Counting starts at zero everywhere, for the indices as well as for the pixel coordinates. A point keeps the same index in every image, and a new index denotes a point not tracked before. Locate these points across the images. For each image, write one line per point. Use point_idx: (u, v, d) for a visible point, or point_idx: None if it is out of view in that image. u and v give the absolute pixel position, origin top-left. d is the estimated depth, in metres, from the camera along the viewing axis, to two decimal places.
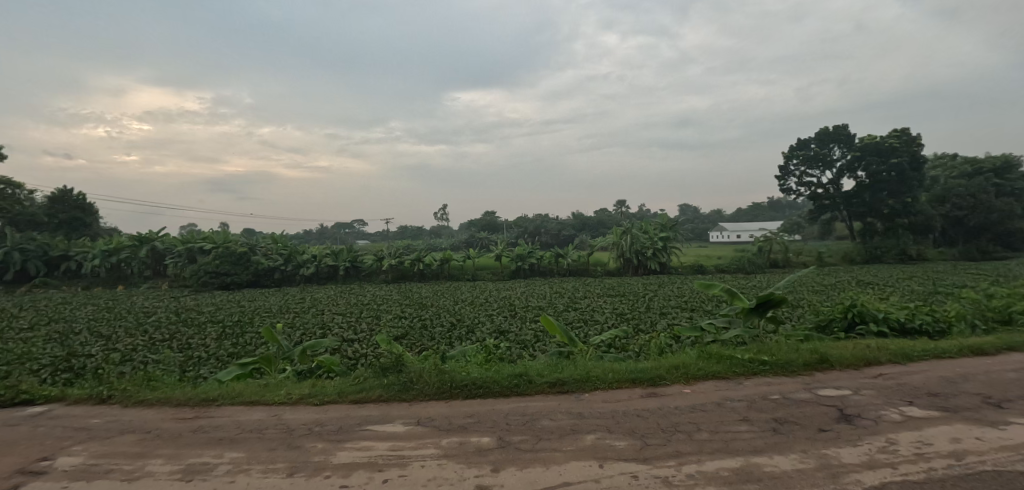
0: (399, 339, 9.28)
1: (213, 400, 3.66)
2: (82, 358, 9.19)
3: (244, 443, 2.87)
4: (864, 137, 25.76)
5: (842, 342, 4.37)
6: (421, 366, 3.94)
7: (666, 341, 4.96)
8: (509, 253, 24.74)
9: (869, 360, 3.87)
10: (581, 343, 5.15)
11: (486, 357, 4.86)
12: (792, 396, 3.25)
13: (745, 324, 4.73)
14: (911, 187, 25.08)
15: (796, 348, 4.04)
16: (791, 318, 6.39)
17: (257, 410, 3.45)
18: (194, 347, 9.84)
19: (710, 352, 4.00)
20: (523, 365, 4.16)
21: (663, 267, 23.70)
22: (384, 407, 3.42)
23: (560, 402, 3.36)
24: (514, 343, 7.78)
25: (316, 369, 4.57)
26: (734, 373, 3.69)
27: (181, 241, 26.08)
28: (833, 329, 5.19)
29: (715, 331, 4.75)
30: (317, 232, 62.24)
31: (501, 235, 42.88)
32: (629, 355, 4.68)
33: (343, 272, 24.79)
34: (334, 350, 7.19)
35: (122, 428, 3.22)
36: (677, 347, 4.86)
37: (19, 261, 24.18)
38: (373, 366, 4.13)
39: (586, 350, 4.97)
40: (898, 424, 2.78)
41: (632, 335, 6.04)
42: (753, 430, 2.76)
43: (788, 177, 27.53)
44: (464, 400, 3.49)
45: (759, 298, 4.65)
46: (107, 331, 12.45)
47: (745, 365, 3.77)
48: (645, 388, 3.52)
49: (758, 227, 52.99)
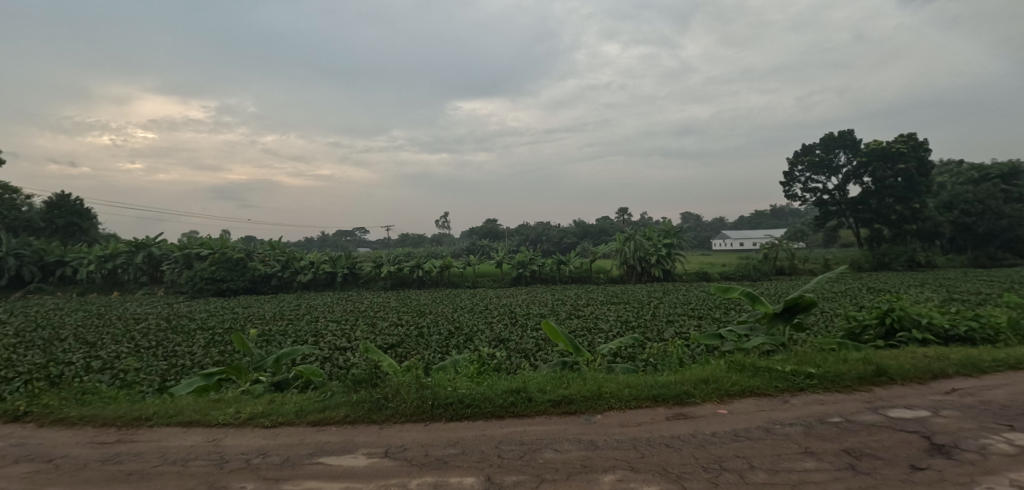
0: (392, 349, 8.86)
1: (146, 419, 3.27)
2: (61, 366, 8.82)
3: (158, 482, 2.46)
4: (870, 143, 25.40)
5: (892, 352, 3.93)
6: (402, 379, 3.53)
7: (682, 350, 4.55)
8: (510, 260, 24.30)
9: (934, 372, 3.44)
10: (587, 352, 4.72)
11: (479, 369, 4.43)
12: (855, 418, 2.82)
13: (769, 332, 4.31)
14: (919, 193, 24.64)
15: (843, 359, 3.62)
16: (813, 326, 5.97)
17: (193, 434, 3.06)
18: (178, 355, 9.43)
19: (739, 364, 3.59)
20: (520, 378, 3.74)
21: (667, 275, 23.22)
22: (349, 432, 2.99)
23: (567, 425, 2.93)
24: (513, 356, 7.35)
25: (289, 380, 4.16)
26: (777, 390, 3.27)
27: (178, 248, 25.69)
28: (868, 336, 4.76)
29: (735, 338, 4.32)
30: (318, 240, 61.97)
31: (501, 242, 42.50)
32: (641, 366, 4.26)
33: (342, 279, 24.32)
34: (324, 361, 6.78)
35: (22, 455, 2.84)
36: (695, 357, 4.45)
37: (14, 267, 23.82)
38: (347, 379, 3.72)
39: (593, 360, 4.55)
40: (1013, 459, 2.33)
41: (644, 344, 5.62)
42: (824, 469, 2.31)
43: (793, 183, 27.17)
44: (447, 422, 3.06)
45: (787, 302, 4.24)
46: (93, 338, 12.04)
47: (786, 380, 3.35)
48: (669, 408, 3.09)
49: (762, 234, 52.60)
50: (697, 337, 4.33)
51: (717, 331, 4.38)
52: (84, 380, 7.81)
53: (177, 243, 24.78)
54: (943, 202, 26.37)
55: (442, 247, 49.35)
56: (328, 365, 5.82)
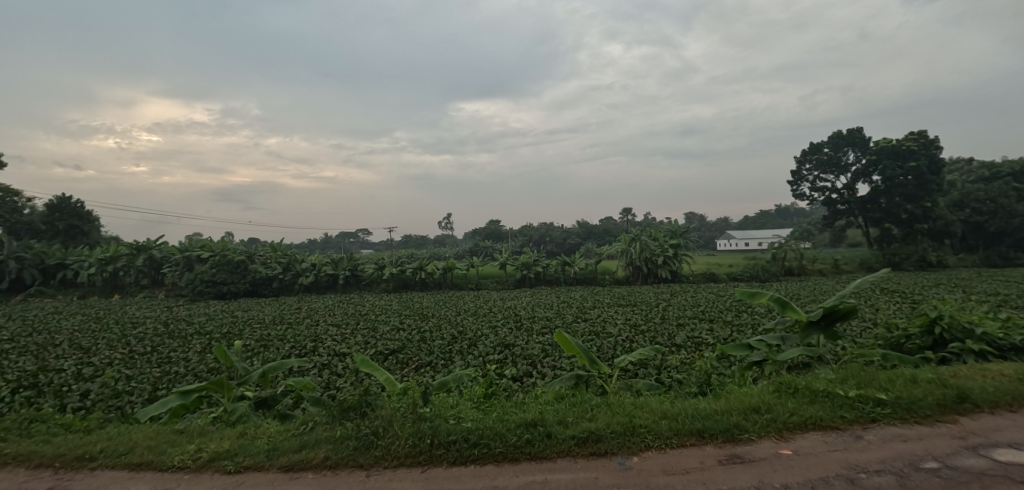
0: (393, 355, 8.54)
1: (94, 458, 2.99)
2: (51, 373, 8.51)
3: None
4: (879, 140, 24.96)
5: (959, 370, 3.61)
6: (395, 408, 3.20)
7: (711, 364, 4.21)
8: (514, 261, 24.01)
9: (1019, 397, 3.13)
10: (603, 366, 4.39)
11: (486, 390, 4.10)
12: (955, 463, 2.47)
13: (801, 341, 3.98)
14: (930, 191, 24.17)
15: (911, 382, 3.32)
16: (844, 334, 5.60)
17: (144, 480, 2.76)
18: (173, 362, 9.13)
19: (787, 390, 3.28)
20: (529, 407, 3.42)
21: (674, 276, 22.82)
22: (330, 481, 2.66)
23: (598, 472, 2.59)
24: (520, 365, 7.03)
25: (277, 398, 3.86)
26: (845, 421, 2.95)
27: (179, 250, 25.43)
28: (914, 347, 4.43)
29: (766, 348, 4.00)
30: (321, 241, 61.84)
31: (505, 243, 42.27)
32: (664, 386, 3.94)
33: (343, 281, 23.99)
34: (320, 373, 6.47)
35: None
36: (725, 370, 4.12)
37: (15, 270, 23.59)
38: (332, 405, 3.41)
39: (611, 378, 4.21)
40: None
41: (665, 356, 5.26)
42: None
43: (800, 182, 26.73)
44: (450, 467, 2.73)
45: (824, 309, 3.88)
46: (88, 343, 11.74)
47: (852, 408, 3.04)
48: (719, 447, 2.75)
49: (767, 234, 52.17)
50: (724, 348, 4.01)
51: (746, 341, 4.07)
52: (72, 389, 7.51)
53: (178, 245, 24.51)
54: (953, 201, 25.96)
55: (445, 248, 49.06)
56: (325, 379, 5.49)
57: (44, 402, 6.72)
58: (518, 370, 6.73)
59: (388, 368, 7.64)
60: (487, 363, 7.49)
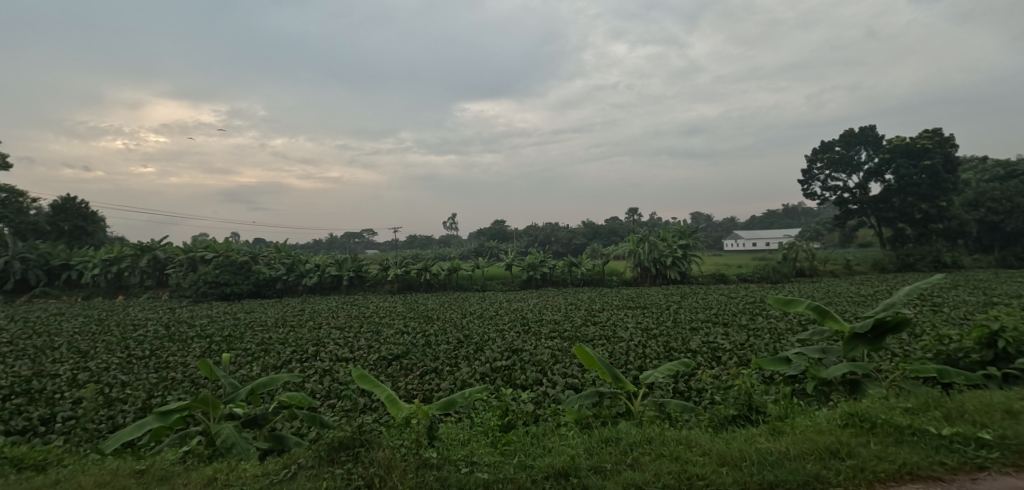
0: (396, 361, 8.24)
1: None
2: (45, 379, 8.28)
3: None
4: (893, 139, 24.51)
5: None
6: (384, 450, 3.02)
7: (752, 382, 3.89)
8: (520, 262, 23.71)
9: None
10: (628, 382, 4.07)
11: (501, 419, 3.82)
12: None
13: (845, 353, 3.74)
14: (945, 190, 23.63)
15: (1008, 417, 2.96)
16: (884, 344, 5.24)
17: None
18: (172, 367, 8.89)
19: (863, 431, 2.94)
20: (547, 450, 3.14)
21: (683, 277, 22.42)
22: None
23: None
24: (529, 372, 6.74)
25: (267, 416, 3.55)
26: (947, 469, 2.58)
27: (183, 251, 25.26)
28: (977, 362, 4.07)
29: (807, 362, 3.74)
30: (326, 242, 61.92)
31: (510, 243, 41.99)
32: (698, 415, 3.64)
33: (347, 282, 23.72)
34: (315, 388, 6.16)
35: None
36: (768, 390, 3.81)
37: (19, 271, 23.47)
38: (321, 441, 3.20)
39: (639, 403, 3.91)
40: None
41: (690, 375, 4.94)
42: None
43: (812, 181, 26.25)
44: None
45: (871, 321, 3.66)
46: (86, 347, 11.49)
47: (951, 452, 2.68)
48: None
49: (775, 234, 51.59)
50: (762, 362, 3.76)
51: (783, 354, 3.85)
52: (65, 396, 7.27)
53: (182, 245, 24.35)
54: (968, 200, 25.42)
55: (451, 248, 48.80)
56: (326, 399, 5.20)
57: (34, 411, 6.52)
58: (527, 378, 6.45)
59: (392, 374, 7.35)
60: (494, 369, 7.19)
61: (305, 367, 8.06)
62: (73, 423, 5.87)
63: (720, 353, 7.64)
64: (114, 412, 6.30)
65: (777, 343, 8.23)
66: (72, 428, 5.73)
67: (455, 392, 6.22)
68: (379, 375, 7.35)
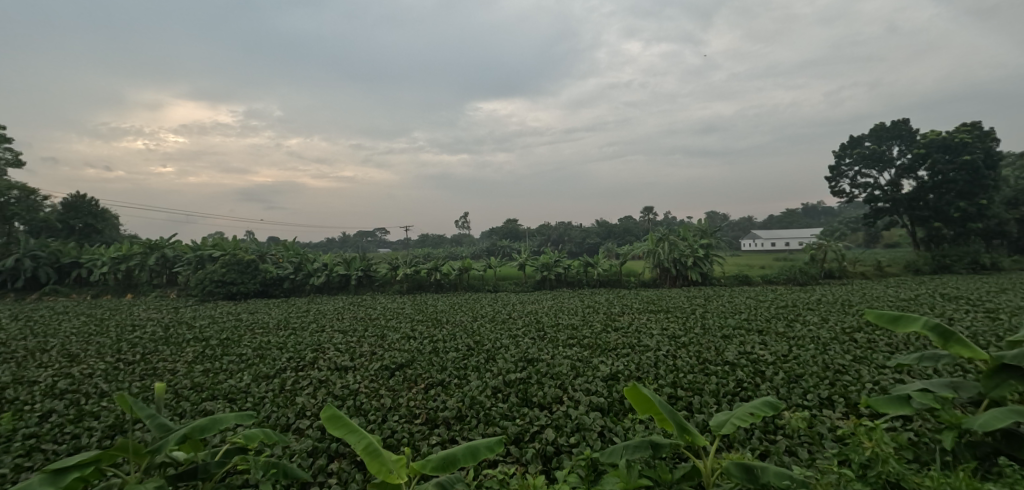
0: (400, 371, 7.44)
1: None
2: (22, 387, 7.65)
3: None
4: (928, 133, 23.34)
5: None
6: None
7: (877, 444, 3.24)
8: (534, 262, 22.91)
9: None
10: (696, 435, 3.32)
11: None
12: None
13: (986, 389, 3.33)
14: (985, 188, 22.24)
15: None
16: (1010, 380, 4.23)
17: None
18: (159, 375, 8.22)
19: None
20: None
21: (704, 278, 21.39)
22: None
23: None
24: (546, 387, 5.92)
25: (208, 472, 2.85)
26: None
27: (192, 249, 24.84)
28: None
29: (938, 405, 3.33)
30: (338, 241, 61.74)
31: (523, 242, 41.11)
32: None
33: (356, 282, 23.02)
34: (303, 415, 5.38)
35: None
36: (895, 452, 3.24)
37: (30, 268, 23.13)
38: None
39: (713, 467, 3.17)
40: None
41: (763, 432, 4.25)
42: None
43: (840, 179, 25.04)
44: None
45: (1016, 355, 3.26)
46: (77, 350, 10.88)
47: None
48: None
49: (796, 235, 50.04)
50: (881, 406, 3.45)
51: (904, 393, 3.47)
52: (33, 409, 6.58)
53: (191, 244, 23.86)
54: (1008, 199, 23.93)
55: (462, 248, 48.21)
56: (313, 441, 4.39)
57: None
58: (545, 395, 5.65)
59: (392, 387, 6.56)
60: (507, 382, 6.36)
61: (299, 378, 7.29)
62: (31, 444, 5.23)
63: (763, 367, 6.75)
64: (81, 429, 5.59)
65: (826, 355, 7.29)
66: (28, 449, 5.09)
67: (463, 411, 5.43)
68: (379, 387, 6.56)
